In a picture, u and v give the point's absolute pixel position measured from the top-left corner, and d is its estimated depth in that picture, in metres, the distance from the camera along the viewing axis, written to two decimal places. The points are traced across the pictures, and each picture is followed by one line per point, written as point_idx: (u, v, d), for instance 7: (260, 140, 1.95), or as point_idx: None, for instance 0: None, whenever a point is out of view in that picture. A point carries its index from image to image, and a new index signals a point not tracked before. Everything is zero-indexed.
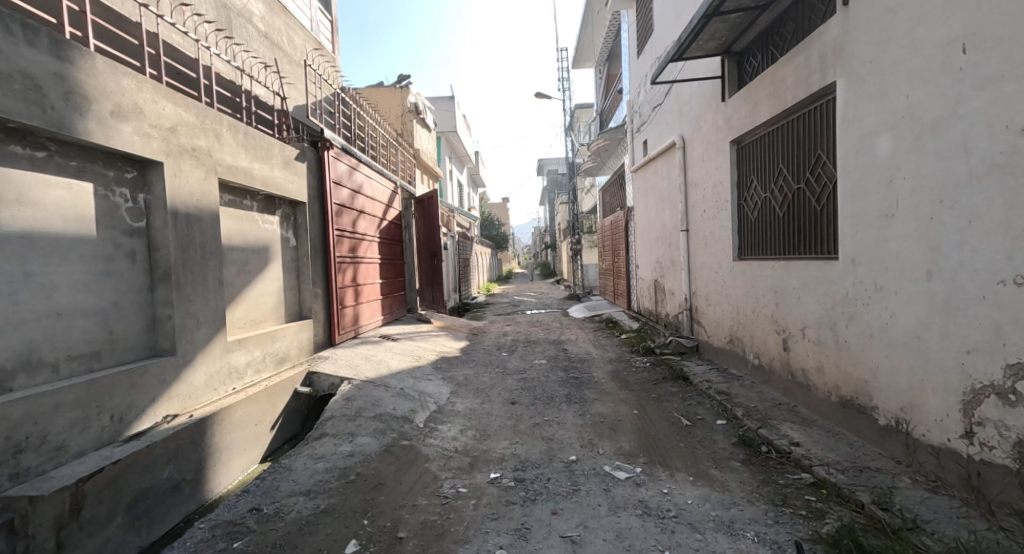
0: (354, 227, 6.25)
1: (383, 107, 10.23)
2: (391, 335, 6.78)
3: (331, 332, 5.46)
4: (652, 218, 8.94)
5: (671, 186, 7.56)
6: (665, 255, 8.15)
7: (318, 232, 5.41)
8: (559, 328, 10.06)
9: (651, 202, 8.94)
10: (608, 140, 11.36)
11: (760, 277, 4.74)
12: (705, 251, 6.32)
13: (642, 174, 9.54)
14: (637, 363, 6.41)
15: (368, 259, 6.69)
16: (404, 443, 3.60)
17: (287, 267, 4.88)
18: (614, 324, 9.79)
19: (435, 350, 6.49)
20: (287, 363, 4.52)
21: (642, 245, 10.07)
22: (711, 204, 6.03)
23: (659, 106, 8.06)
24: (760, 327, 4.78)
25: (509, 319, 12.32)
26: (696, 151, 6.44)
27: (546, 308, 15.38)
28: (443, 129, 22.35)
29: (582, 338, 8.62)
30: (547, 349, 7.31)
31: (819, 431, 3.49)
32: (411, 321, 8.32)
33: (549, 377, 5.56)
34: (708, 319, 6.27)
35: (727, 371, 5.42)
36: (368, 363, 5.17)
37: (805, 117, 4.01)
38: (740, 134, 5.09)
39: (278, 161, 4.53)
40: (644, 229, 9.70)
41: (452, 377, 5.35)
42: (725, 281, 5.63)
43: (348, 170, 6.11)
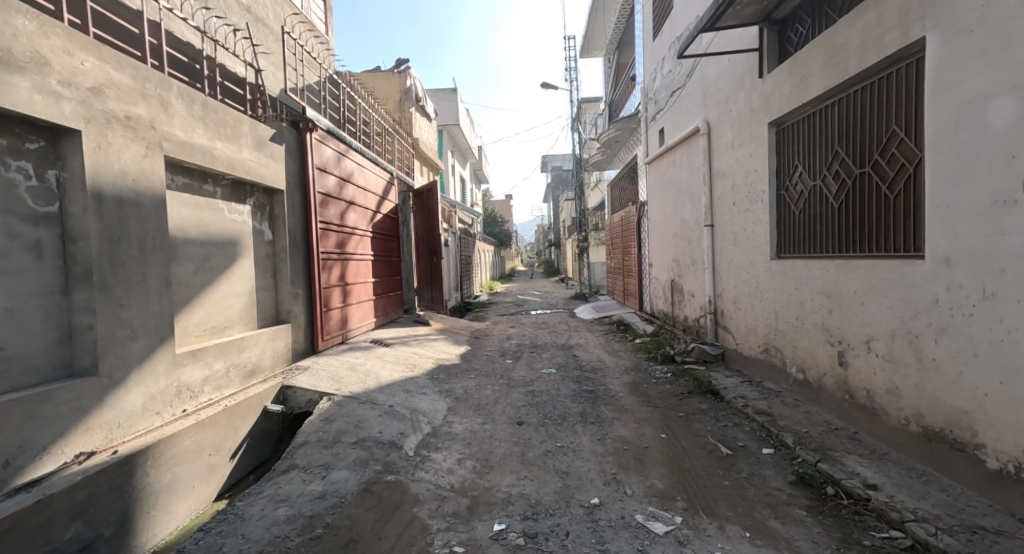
0: (342, 220, 5.62)
1: (380, 93, 9.57)
2: (384, 340, 6.15)
3: (314, 338, 4.85)
4: (670, 213, 8.28)
5: (692, 178, 6.90)
6: (684, 253, 7.50)
7: (300, 225, 4.78)
8: (567, 331, 9.42)
9: (668, 196, 8.29)
10: (620, 130, 10.68)
11: (806, 278, 4.10)
12: (733, 249, 5.67)
13: (658, 165, 8.86)
14: (657, 373, 5.76)
15: (358, 256, 6.06)
16: (389, 479, 2.97)
17: (261, 264, 4.25)
18: (626, 327, 9.13)
19: (432, 358, 5.86)
20: (258, 376, 3.88)
21: (656, 241, 9.40)
22: (742, 196, 5.38)
23: (679, 90, 7.39)
24: (807, 337, 4.12)
25: (513, 320, 11.69)
26: (723, 138, 5.79)
27: (551, 308, 14.74)
28: (445, 122, 21.68)
29: (593, 343, 7.96)
30: (555, 357, 6.65)
31: (898, 470, 2.84)
32: (408, 324, 7.69)
33: (560, 390, 4.91)
34: (737, 325, 5.61)
35: (763, 386, 4.77)
36: (355, 374, 4.54)
37: (871, 88, 3.36)
38: (783, 114, 4.44)
39: (248, 140, 3.89)
40: (660, 224, 9.03)
41: (450, 390, 4.71)
42: (760, 283, 4.98)
43: (336, 156, 5.48)
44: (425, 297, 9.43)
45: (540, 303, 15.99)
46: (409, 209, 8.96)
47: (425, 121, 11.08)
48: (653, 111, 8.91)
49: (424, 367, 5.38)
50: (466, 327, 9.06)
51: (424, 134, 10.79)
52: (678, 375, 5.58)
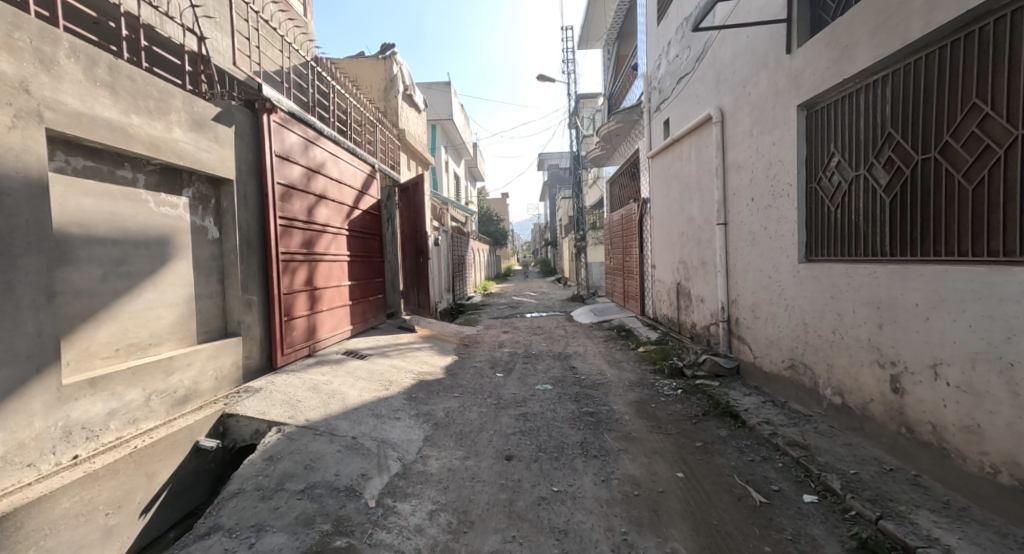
0: (309, 216, 4.96)
1: (363, 81, 8.90)
2: (359, 351, 5.50)
3: (272, 352, 4.20)
4: (675, 210, 7.65)
5: (703, 171, 6.27)
6: (692, 254, 6.89)
7: (256, 221, 4.12)
8: (564, 338, 8.79)
9: (673, 192, 7.68)
10: (621, 122, 10.04)
11: (845, 286, 3.48)
12: (750, 250, 5.05)
13: (663, 159, 8.23)
14: (665, 389, 5.15)
15: (329, 256, 5.41)
16: (338, 545, 2.33)
17: (203, 268, 3.59)
18: (628, 334, 8.52)
19: (413, 372, 5.21)
20: (194, 402, 3.21)
21: (660, 241, 8.77)
22: (760, 190, 4.76)
23: (687, 75, 6.77)
24: (846, 355, 3.50)
25: (507, 324, 11.07)
26: (740, 126, 5.16)
27: (547, 311, 14.11)
28: (439, 117, 20.99)
29: (592, 352, 7.33)
30: (550, 369, 6.01)
31: (990, 537, 2.25)
32: (390, 331, 7.03)
33: (557, 412, 4.28)
34: (756, 337, 4.99)
35: (790, 408, 4.15)
36: (317, 396, 3.88)
37: (942, 55, 2.75)
38: (816, 94, 3.82)
39: (183, 118, 3.23)
40: (664, 222, 8.40)
41: (429, 413, 4.07)
42: (784, 290, 4.37)
43: (302, 143, 4.83)
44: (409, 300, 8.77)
45: (536, 305, 15.36)
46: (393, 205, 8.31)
47: (413, 113, 10.40)
48: (657, 100, 8.32)
49: (402, 384, 4.73)
50: (455, 333, 8.40)
51: (411, 126, 10.12)
52: (689, 393, 4.95)
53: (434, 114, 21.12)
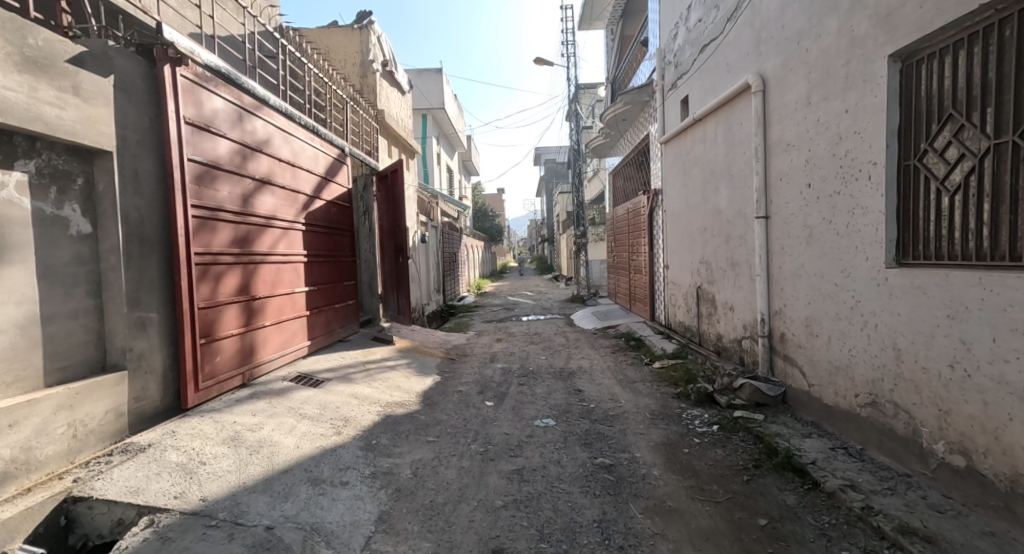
0: (244, 206, 3.87)
1: (336, 54, 7.78)
2: (314, 376, 4.43)
3: (181, 387, 3.11)
4: (696, 203, 6.62)
5: (738, 154, 5.23)
6: (719, 254, 5.88)
7: (158, 212, 3.02)
8: (565, 348, 7.76)
9: (694, 182, 6.66)
10: (630, 105, 8.99)
11: (979, 301, 2.48)
12: (806, 250, 4.03)
13: (683, 143, 7.18)
14: (697, 424, 4.13)
15: (273, 256, 4.33)
16: None
17: (63, 277, 2.51)
18: (639, 344, 7.50)
19: (380, 403, 4.16)
20: (20, 482, 2.18)
21: (675, 238, 7.74)
22: (822, 173, 3.73)
23: (714, 41, 5.74)
24: (980, 402, 2.49)
25: (502, 330, 10.04)
26: (791, 95, 4.12)
27: (545, 313, 13.09)
28: (430, 106, 19.86)
29: (598, 368, 6.29)
30: (550, 394, 4.97)
31: None
32: (360, 345, 5.97)
33: (561, 465, 3.25)
34: (813, 361, 3.96)
35: (875, 462, 3.11)
36: (233, 453, 2.82)
37: None
38: (925, 37, 2.77)
39: (6, 54, 2.17)
40: (681, 217, 7.37)
41: (392, 471, 3.02)
42: (861, 302, 3.34)
43: (233, 111, 3.75)
44: (388, 305, 7.73)
45: (532, 307, 14.33)
46: (367, 196, 7.31)
47: (395, 94, 9.30)
48: (674, 77, 7.31)
49: (363, 423, 3.67)
50: (439, 344, 7.35)
51: (392, 109, 9.02)
52: (727, 433, 3.92)
53: (425, 103, 19.99)
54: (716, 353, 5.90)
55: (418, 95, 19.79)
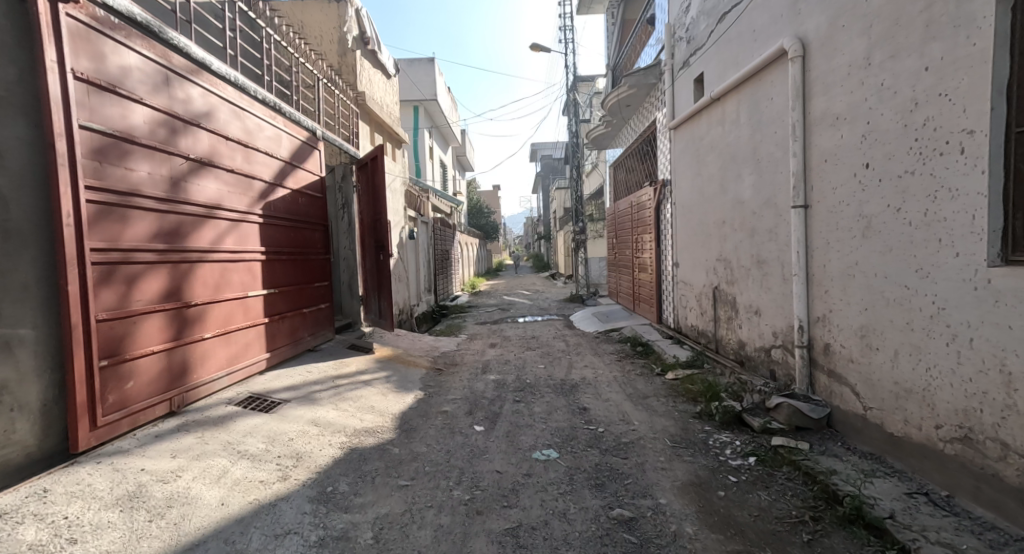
0: (173, 192, 3.13)
1: (312, 30, 7.05)
2: (269, 398, 3.70)
3: (69, 424, 2.39)
4: (713, 193, 5.93)
5: (767, 135, 4.53)
6: (741, 250, 5.20)
7: (30, 195, 2.29)
8: (565, 354, 7.06)
9: (711, 169, 5.97)
10: (635, 89, 8.29)
11: None
12: (861, 245, 3.33)
13: (696, 128, 6.48)
14: (729, 455, 3.44)
15: (216, 253, 3.58)
16: None
17: None
18: (647, 351, 6.82)
19: (346, 432, 3.44)
20: None
21: (686, 233, 7.05)
22: (886, 149, 3.04)
23: (737, 7, 5.04)
24: None
25: (496, 334, 9.33)
26: (840, 57, 3.43)
27: (542, 314, 12.39)
28: (422, 97, 19.13)
29: (604, 379, 5.59)
30: (549, 415, 4.26)
31: None
32: (333, 355, 5.23)
33: (567, 521, 2.54)
34: (871, 380, 3.26)
35: (974, 517, 2.44)
36: (124, 523, 2.10)
37: None
38: None
39: None
40: (694, 209, 6.68)
41: (347, 536, 2.30)
42: (947, 310, 2.65)
43: (156, 72, 3.01)
44: (368, 305, 7.07)
45: (528, 307, 13.61)
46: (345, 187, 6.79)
47: (378, 77, 8.54)
48: (686, 54, 6.61)
49: (319, 462, 2.94)
50: (425, 352, 6.62)
51: (375, 93, 8.27)
52: (768, 468, 3.21)
53: (417, 94, 19.24)
54: (738, 364, 5.20)
55: (409, 86, 19.04)
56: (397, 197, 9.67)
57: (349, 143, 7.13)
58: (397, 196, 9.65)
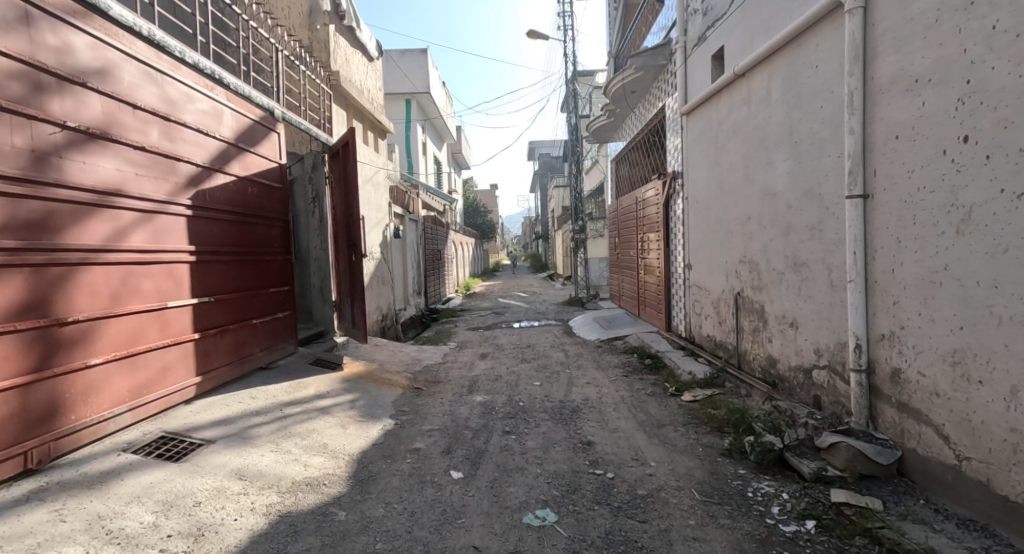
0: (34, 170, 2.37)
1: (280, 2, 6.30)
2: (187, 438, 2.90)
3: None
4: (736, 184, 5.17)
5: (810, 111, 3.76)
6: (772, 251, 4.43)
7: None
8: (564, 368, 6.29)
9: (732, 158, 5.22)
10: (642, 72, 7.53)
11: None
12: (953, 245, 2.57)
13: (714, 111, 5.71)
14: (776, 514, 2.68)
15: (115, 251, 2.79)
16: None
17: None
18: (658, 364, 6.04)
19: (279, 487, 2.64)
20: None
21: (700, 231, 6.31)
22: (1003, 116, 2.29)
23: None
24: None
25: (490, 342, 8.54)
26: (923, 0, 2.66)
27: (540, 319, 11.61)
28: (414, 90, 18.41)
29: (608, 402, 4.81)
30: (544, 452, 3.49)
31: None
32: (289, 375, 4.44)
33: None
34: (968, 421, 2.50)
35: None
36: None
37: None
38: None
39: None
40: (710, 204, 5.91)
41: None
42: None
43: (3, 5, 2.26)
44: (342, 312, 6.32)
45: (524, 311, 12.83)
46: (317, 177, 6.27)
47: (358, 59, 7.77)
48: (702, 27, 5.85)
49: (226, 542, 2.14)
50: (404, 367, 5.83)
51: (353, 76, 7.50)
52: (837, 541, 2.40)
53: (409, 86, 18.49)
54: (768, 386, 4.42)
55: (400, 78, 18.31)
56: (380, 191, 8.88)
57: (320, 129, 6.35)
58: (380, 191, 8.87)
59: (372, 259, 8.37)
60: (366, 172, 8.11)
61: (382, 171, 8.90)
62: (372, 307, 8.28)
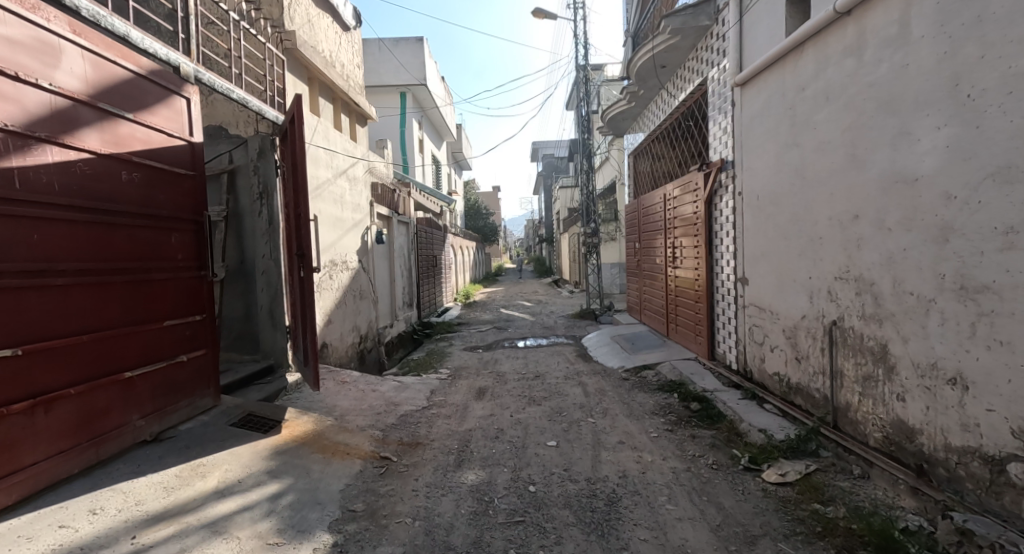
0: None
1: None
2: None
3: None
4: (829, 170, 3.73)
5: (1007, 41, 2.37)
6: (901, 265, 3.02)
7: None
8: (585, 417, 4.84)
9: (822, 134, 3.80)
10: (679, 37, 6.12)
11: None
12: None
13: (787, 73, 4.26)
14: None
15: None
16: None
17: None
18: (710, 414, 4.58)
19: None
20: None
21: (763, 237, 4.89)
22: None
23: None
24: None
25: (490, 371, 7.08)
26: None
27: (548, 336, 10.17)
28: (410, 82, 17.16)
29: (657, 484, 3.36)
30: None
31: None
32: (188, 454, 2.98)
33: None
34: None
35: None
36: None
37: None
38: None
39: None
40: (780, 199, 4.49)
41: None
42: None
43: None
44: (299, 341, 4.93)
45: (530, 326, 11.38)
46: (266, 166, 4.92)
47: (328, 24, 6.39)
48: None
49: None
50: (375, 418, 4.38)
51: (320, 43, 6.12)
52: None
53: (405, 78, 17.19)
54: (905, 470, 2.96)
55: (395, 69, 17.09)
56: (359, 187, 7.47)
57: (268, 105, 4.94)
58: (359, 187, 7.45)
59: (348, 270, 6.95)
60: (339, 164, 6.71)
61: (361, 164, 7.50)
62: (347, 328, 6.85)
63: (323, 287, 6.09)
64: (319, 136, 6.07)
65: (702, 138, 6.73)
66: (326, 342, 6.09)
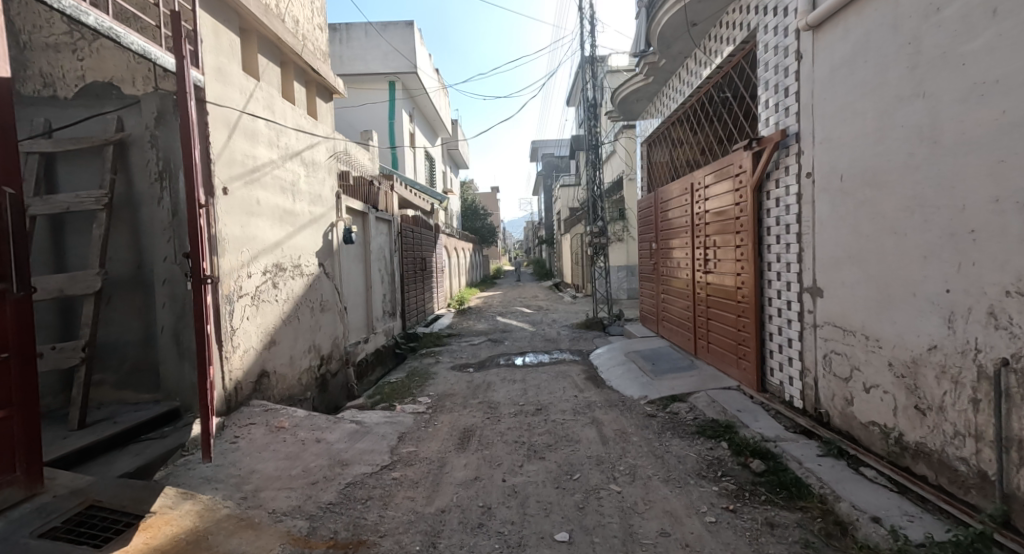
0: None
1: None
2: None
3: None
4: (997, 123, 2.46)
5: None
6: None
7: None
8: (606, 482, 3.50)
9: (984, 68, 2.52)
10: None
11: None
12: None
13: None
14: None
15: None
16: None
17: None
18: (788, 484, 3.25)
19: None
20: None
21: (848, 232, 3.57)
22: None
23: None
24: None
25: (480, 403, 5.76)
26: None
27: (549, 352, 8.84)
28: (399, 69, 15.86)
29: None
30: None
31: None
32: None
33: None
34: None
35: None
36: None
37: None
38: None
39: None
40: (884, 176, 3.19)
41: None
42: None
43: None
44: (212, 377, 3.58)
45: (529, 337, 10.06)
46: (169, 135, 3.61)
47: None
48: None
49: None
50: (304, 496, 3.05)
51: None
52: None
53: (394, 65, 15.89)
54: None
55: (383, 56, 15.79)
56: (318, 175, 6.17)
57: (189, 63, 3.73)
58: (318, 175, 6.14)
59: (302, 278, 5.63)
60: (289, 144, 5.38)
61: (320, 147, 6.18)
62: (300, 351, 5.52)
63: (263, 300, 4.76)
64: (259, 104, 4.75)
65: (750, 109, 5.46)
66: (267, 370, 4.76)
